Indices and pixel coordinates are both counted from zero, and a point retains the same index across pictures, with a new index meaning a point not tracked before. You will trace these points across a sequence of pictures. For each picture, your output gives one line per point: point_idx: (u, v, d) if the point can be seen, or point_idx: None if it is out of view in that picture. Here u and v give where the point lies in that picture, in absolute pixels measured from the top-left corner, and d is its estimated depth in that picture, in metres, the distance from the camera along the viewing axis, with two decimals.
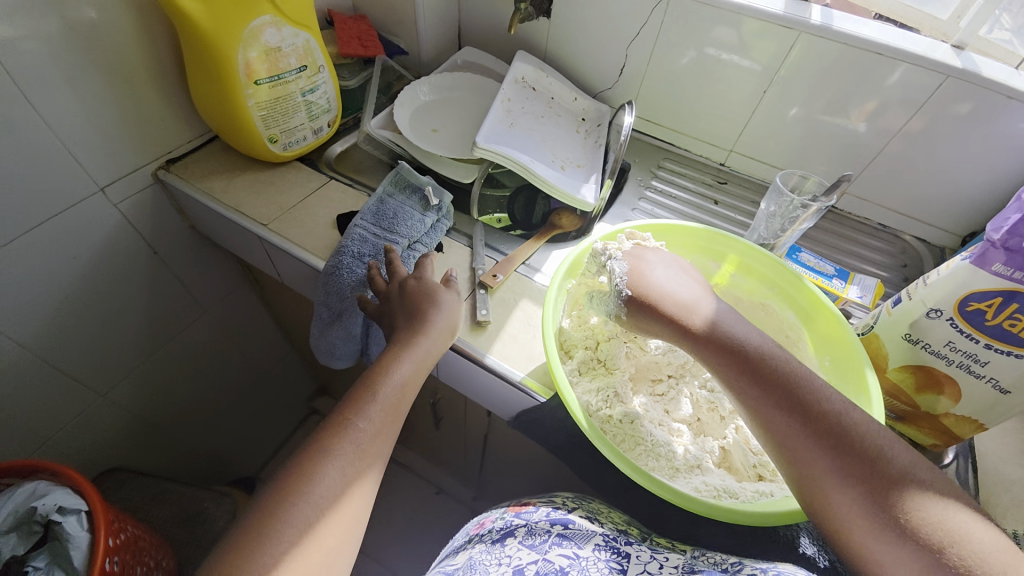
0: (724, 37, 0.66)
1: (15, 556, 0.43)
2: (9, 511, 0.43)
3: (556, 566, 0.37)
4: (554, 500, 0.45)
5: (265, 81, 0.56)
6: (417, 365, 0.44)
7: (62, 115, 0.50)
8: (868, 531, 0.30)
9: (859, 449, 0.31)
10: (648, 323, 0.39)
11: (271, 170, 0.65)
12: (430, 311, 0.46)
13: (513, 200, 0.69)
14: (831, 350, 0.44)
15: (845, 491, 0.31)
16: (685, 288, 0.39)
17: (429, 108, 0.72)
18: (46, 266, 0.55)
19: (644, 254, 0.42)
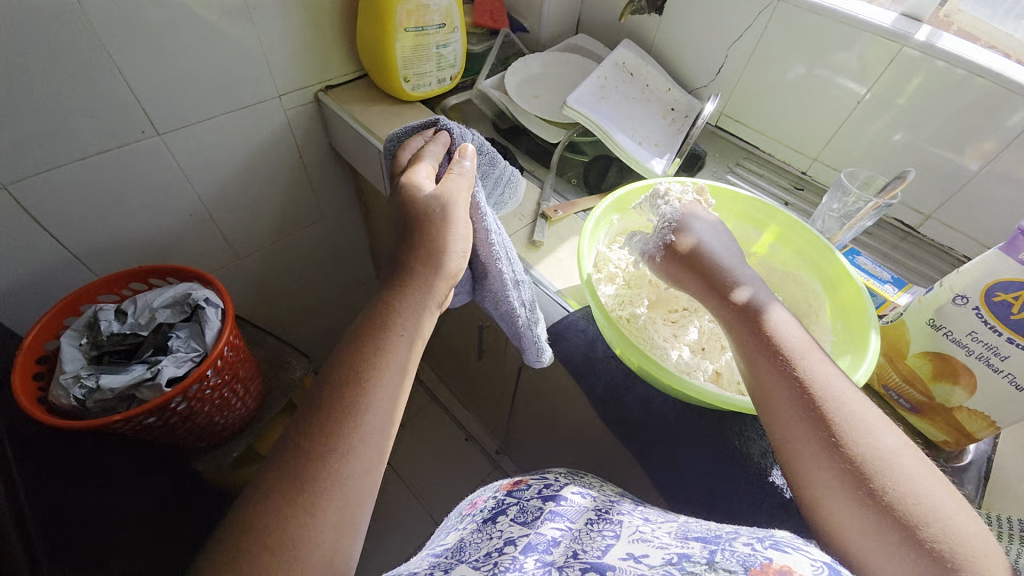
0: (842, 61, 0.68)
1: (167, 322, 0.59)
2: (173, 292, 0.60)
3: (548, 536, 0.40)
4: (546, 480, 0.52)
5: (411, 30, 0.70)
6: (404, 334, 0.42)
7: (268, 33, 0.67)
8: (843, 508, 0.34)
9: (854, 433, 0.35)
10: (680, 275, 0.45)
11: (399, 105, 0.80)
12: (417, 269, 0.44)
13: (590, 167, 0.77)
14: (845, 317, 0.47)
15: (830, 466, 0.35)
16: (726, 252, 0.44)
17: (536, 78, 0.83)
18: (230, 144, 0.74)
19: (696, 209, 0.47)
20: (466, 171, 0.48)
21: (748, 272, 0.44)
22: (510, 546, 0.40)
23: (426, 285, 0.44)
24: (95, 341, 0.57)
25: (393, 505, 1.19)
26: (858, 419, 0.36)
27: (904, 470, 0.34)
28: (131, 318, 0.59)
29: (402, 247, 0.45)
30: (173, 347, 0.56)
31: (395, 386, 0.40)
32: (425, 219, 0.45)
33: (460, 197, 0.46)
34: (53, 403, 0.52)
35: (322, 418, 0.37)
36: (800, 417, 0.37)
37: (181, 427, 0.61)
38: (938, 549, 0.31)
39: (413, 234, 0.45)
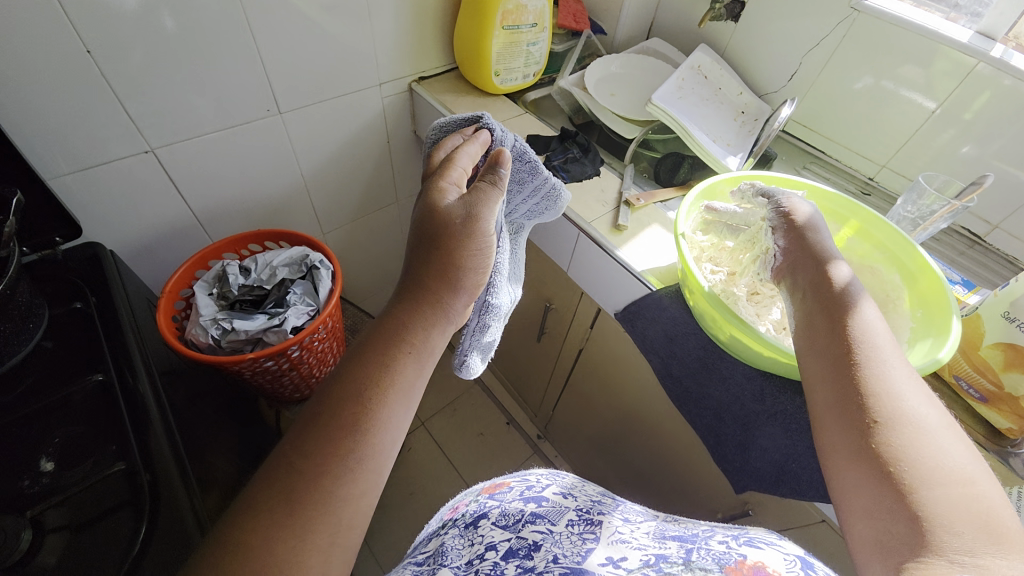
0: (910, 74, 0.71)
1: (286, 279, 0.68)
2: (292, 255, 0.69)
3: (528, 541, 0.43)
4: (530, 480, 0.53)
5: (507, 28, 0.76)
6: (410, 348, 0.43)
7: (378, 26, 0.74)
8: (856, 467, 0.36)
9: (889, 401, 0.37)
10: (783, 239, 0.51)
11: (485, 97, 0.85)
12: (432, 280, 0.45)
13: (662, 163, 0.80)
14: (924, 305, 0.53)
15: (853, 428, 0.37)
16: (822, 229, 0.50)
17: (614, 77, 0.88)
18: (333, 126, 0.81)
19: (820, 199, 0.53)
20: (496, 180, 0.48)
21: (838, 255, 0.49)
22: (489, 552, 0.43)
23: (437, 302, 0.46)
24: (222, 291, 0.66)
25: (437, 479, 1.24)
26: (896, 392, 0.38)
27: (925, 452, 0.34)
28: (254, 274, 0.67)
29: (420, 268, 0.46)
30: (292, 301, 0.64)
31: (399, 405, 0.41)
32: (447, 232, 0.45)
33: (488, 208, 0.47)
34: (196, 341, 0.60)
35: (321, 434, 0.38)
36: (837, 379, 0.40)
37: (285, 374, 0.67)
38: (953, 516, 0.31)
39: (426, 247, 0.46)
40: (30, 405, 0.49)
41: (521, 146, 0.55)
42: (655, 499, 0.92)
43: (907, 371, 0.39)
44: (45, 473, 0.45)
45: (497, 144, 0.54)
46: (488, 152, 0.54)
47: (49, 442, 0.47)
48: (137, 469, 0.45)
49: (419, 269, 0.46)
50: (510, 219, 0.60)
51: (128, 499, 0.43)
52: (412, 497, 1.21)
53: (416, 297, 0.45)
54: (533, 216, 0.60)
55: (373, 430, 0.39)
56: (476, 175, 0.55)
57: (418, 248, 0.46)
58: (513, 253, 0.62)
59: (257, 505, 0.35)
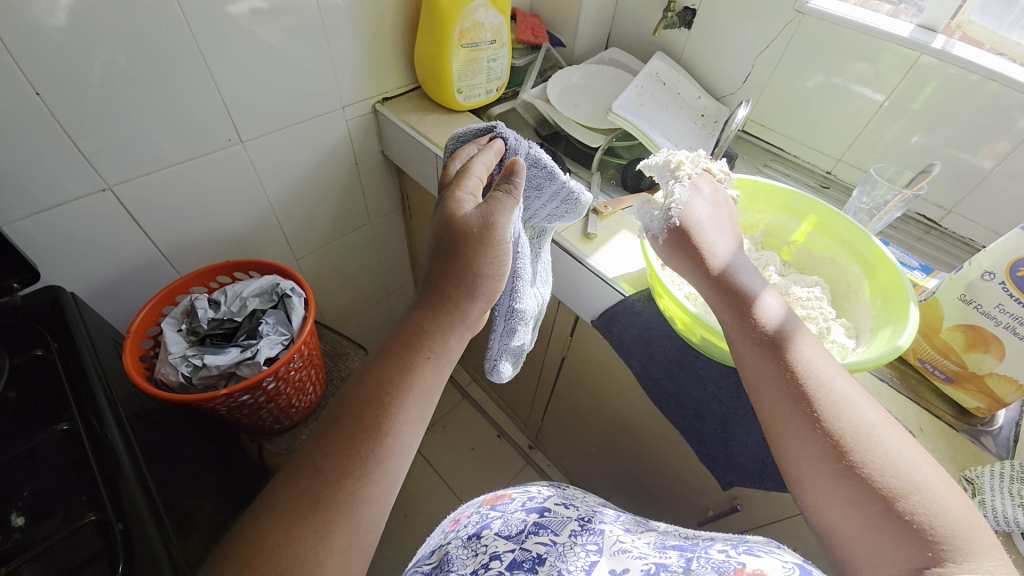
0: (859, 70, 0.74)
1: (257, 309, 0.66)
2: (261, 285, 0.68)
3: (533, 555, 0.43)
4: (533, 492, 0.52)
5: (466, 46, 0.77)
6: (429, 355, 0.43)
7: (337, 51, 0.75)
8: (826, 480, 0.38)
9: (840, 416, 0.39)
10: (678, 253, 0.49)
11: (450, 113, 0.86)
12: (443, 280, 0.45)
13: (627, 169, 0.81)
14: (883, 293, 0.55)
15: (816, 442, 0.39)
16: (718, 233, 0.49)
17: (575, 88, 0.89)
18: (298, 152, 0.81)
19: (702, 186, 0.50)
20: (512, 190, 0.47)
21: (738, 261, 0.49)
22: (494, 561, 0.43)
23: (453, 309, 0.45)
24: (191, 327, 0.64)
25: (429, 499, 1.23)
26: (843, 402, 0.40)
27: (884, 459, 0.37)
28: (224, 307, 0.66)
29: (442, 271, 0.45)
30: (265, 332, 0.64)
31: (418, 408, 0.41)
32: (463, 239, 0.45)
33: (505, 216, 0.46)
34: (166, 379, 0.59)
35: (341, 435, 0.37)
36: (788, 396, 0.41)
37: (263, 407, 0.66)
38: (917, 522, 0.34)
39: (445, 252, 0.45)
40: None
41: (534, 155, 0.54)
42: (647, 502, 0.92)
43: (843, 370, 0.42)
44: (16, 529, 0.43)
45: (511, 152, 0.52)
46: (503, 160, 0.53)
47: (17, 496, 0.45)
48: (110, 519, 0.43)
49: (436, 278, 0.45)
50: (531, 226, 0.59)
51: (104, 550, 0.42)
52: (405, 520, 1.19)
53: (432, 305, 0.45)
54: (553, 221, 0.58)
55: (391, 433, 0.39)
56: (493, 184, 0.54)
57: (435, 258, 0.46)
58: (536, 257, 0.61)
59: (261, 514, 0.34)
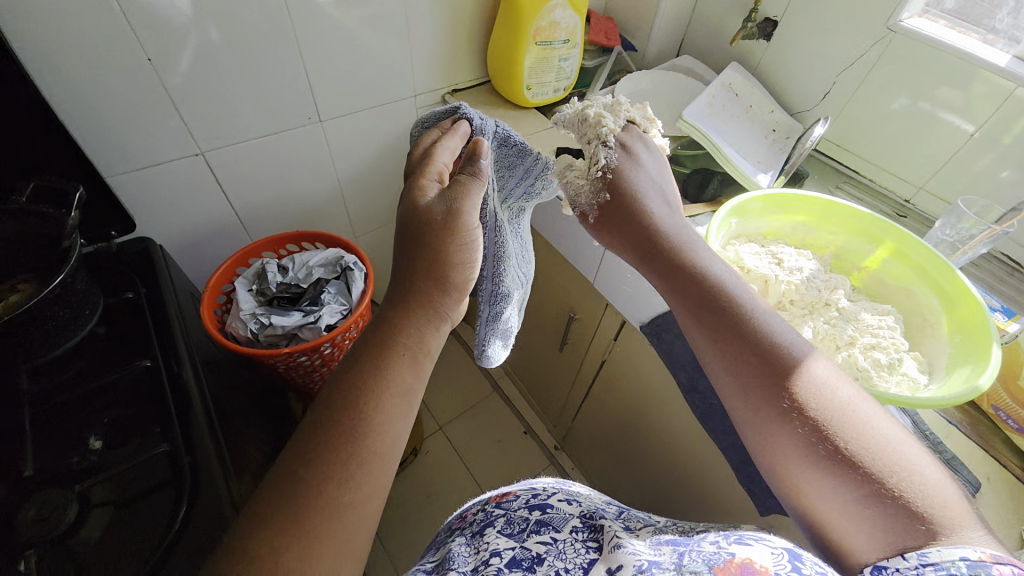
0: (949, 96, 0.70)
1: (320, 278, 0.70)
2: (327, 256, 0.72)
3: (532, 554, 0.44)
4: (537, 488, 0.52)
5: (540, 44, 0.79)
6: (404, 351, 0.43)
7: (416, 41, 0.78)
8: (809, 469, 0.41)
9: (817, 410, 0.42)
10: (616, 223, 0.56)
11: (516, 109, 0.88)
12: (422, 282, 0.44)
13: (690, 178, 0.80)
14: (962, 330, 0.52)
15: (798, 439, 0.42)
16: (655, 201, 0.56)
17: (644, 93, 0.89)
18: (369, 135, 0.84)
19: (631, 148, 0.56)
20: (478, 172, 0.48)
21: (667, 215, 0.56)
22: (494, 558, 0.44)
23: (428, 303, 0.45)
24: (260, 289, 0.68)
25: (453, 484, 1.25)
26: (815, 396, 0.43)
27: (865, 445, 0.40)
28: (291, 273, 0.70)
29: (411, 268, 0.45)
30: (326, 300, 0.67)
31: (398, 406, 0.41)
32: (428, 230, 0.44)
33: (470, 200, 0.46)
34: (235, 334, 0.64)
35: (323, 442, 0.38)
36: (767, 398, 0.44)
37: (316, 371, 0.69)
38: (900, 499, 0.37)
39: (409, 251, 0.45)
40: (79, 387, 0.51)
41: (502, 133, 0.55)
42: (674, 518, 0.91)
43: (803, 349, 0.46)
44: (93, 451, 0.47)
45: (478, 132, 0.53)
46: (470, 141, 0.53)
47: (99, 422, 0.49)
48: (179, 452, 0.47)
49: (406, 273, 0.45)
50: (508, 205, 0.59)
51: (169, 480, 0.45)
52: (428, 501, 1.22)
53: (404, 301, 0.44)
54: (528, 198, 0.60)
55: (372, 433, 0.39)
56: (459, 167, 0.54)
57: (403, 251, 0.45)
58: (516, 236, 0.62)
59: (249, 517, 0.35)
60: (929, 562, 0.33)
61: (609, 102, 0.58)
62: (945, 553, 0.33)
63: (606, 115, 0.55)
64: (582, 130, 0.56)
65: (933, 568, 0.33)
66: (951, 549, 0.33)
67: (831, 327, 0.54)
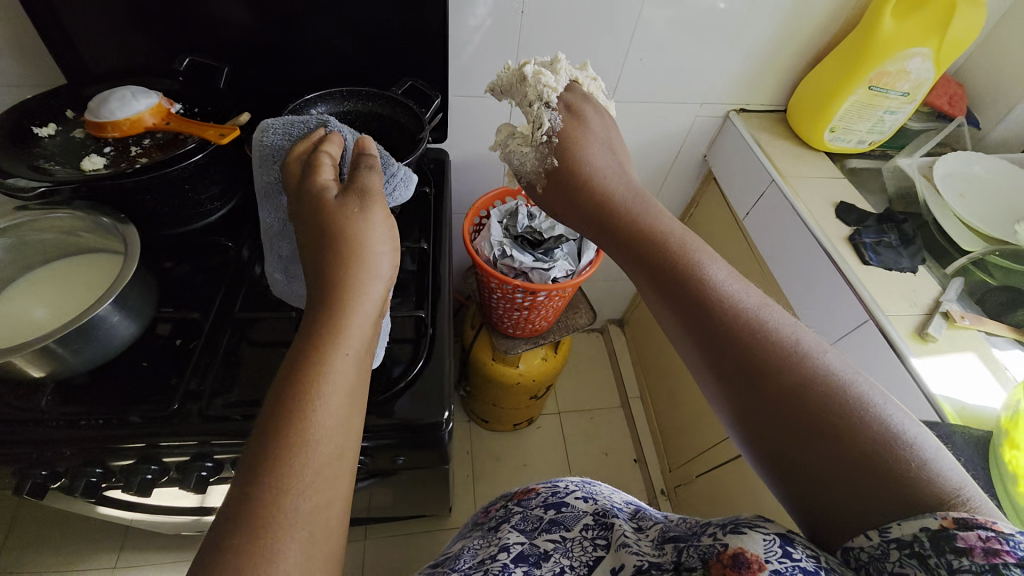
0: None
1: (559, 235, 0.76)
2: None
3: (540, 550, 0.40)
4: (558, 484, 0.47)
5: (873, 89, 0.71)
6: (336, 340, 0.34)
7: (734, 53, 0.77)
8: (787, 464, 0.32)
9: (771, 380, 0.33)
10: (562, 188, 0.46)
11: (801, 147, 0.82)
12: (359, 283, 0.36)
13: (996, 290, 0.66)
14: None
15: (767, 433, 0.33)
16: (613, 156, 0.47)
17: (971, 178, 0.75)
18: (642, 127, 0.88)
19: (565, 101, 0.49)
20: (372, 164, 0.42)
21: (618, 167, 0.46)
22: (501, 552, 0.40)
23: (349, 282, 0.36)
24: (509, 224, 0.77)
25: (550, 468, 1.28)
26: (770, 360, 0.34)
27: (842, 416, 0.31)
28: (537, 221, 0.78)
29: (320, 262, 0.37)
30: (558, 255, 0.73)
31: (338, 405, 0.33)
32: (332, 224, 0.37)
33: (373, 188, 0.40)
34: (479, 251, 0.74)
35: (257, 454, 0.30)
36: (724, 380, 0.36)
37: (521, 309, 0.77)
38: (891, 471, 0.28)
39: (316, 246, 0.38)
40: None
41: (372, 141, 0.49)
42: None
43: (754, 298, 0.37)
44: None
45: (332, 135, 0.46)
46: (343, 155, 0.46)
47: None
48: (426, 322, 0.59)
49: (317, 269, 0.37)
50: None
51: (411, 338, 0.58)
52: (523, 469, 1.27)
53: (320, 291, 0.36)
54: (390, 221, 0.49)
55: (310, 433, 0.31)
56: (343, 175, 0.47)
57: (311, 248, 0.38)
58: None
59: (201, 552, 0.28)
60: (894, 537, 0.27)
61: (549, 61, 0.52)
62: (907, 526, 0.26)
63: (544, 72, 0.49)
64: (522, 91, 0.50)
65: (899, 545, 0.26)
66: (913, 518, 0.26)
67: None
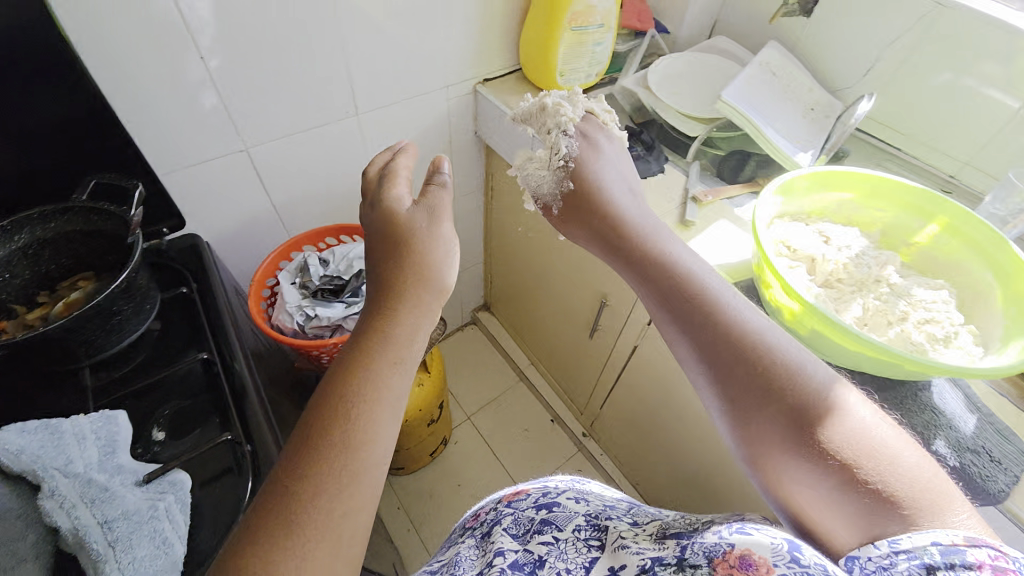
0: (997, 69, 0.67)
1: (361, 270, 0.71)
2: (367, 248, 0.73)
3: (535, 557, 0.43)
4: (548, 487, 0.51)
5: (575, 29, 0.78)
6: (391, 362, 0.38)
7: (451, 32, 0.78)
8: (787, 465, 0.36)
9: (787, 400, 0.37)
10: (573, 205, 0.54)
11: (546, 97, 0.87)
12: (421, 292, 0.42)
13: (726, 160, 0.79)
14: (1019, 303, 0.51)
15: (770, 430, 0.37)
16: (619, 173, 0.55)
17: (678, 75, 0.87)
18: (403, 127, 0.85)
19: (586, 132, 0.57)
20: (444, 184, 0.48)
21: (631, 199, 0.53)
22: (496, 559, 0.43)
23: (412, 304, 0.41)
24: (303, 282, 0.70)
25: (482, 472, 1.27)
26: (786, 379, 0.38)
27: (844, 427, 0.35)
28: (332, 266, 0.72)
29: (391, 281, 0.42)
30: None
31: (385, 417, 0.36)
32: (407, 238, 0.43)
33: (438, 209, 0.46)
34: (283, 327, 0.66)
35: (298, 453, 0.34)
36: (742, 391, 0.39)
37: None
38: (876, 487, 0.33)
39: (389, 257, 0.43)
40: (129, 385, 0.53)
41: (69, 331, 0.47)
42: (705, 502, 0.91)
43: (766, 324, 0.41)
44: (156, 442, 0.49)
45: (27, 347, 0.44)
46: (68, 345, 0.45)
47: (159, 415, 0.52)
48: (240, 440, 0.49)
49: (383, 287, 0.42)
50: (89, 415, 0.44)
51: (231, 467, 0.47)
52: (458, 488, 1.24)
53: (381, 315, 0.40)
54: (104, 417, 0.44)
55: (356, 442, 0.35)
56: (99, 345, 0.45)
57: (384, 267, 0.43)
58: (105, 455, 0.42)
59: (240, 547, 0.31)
60: (902, 549, 0.30)
61: (566, 94, 0.60)
62: (917, 539, 0.30)
63: (564, 106, 0.58)
64: (541, 120, 0.59)
65: (905, 556, 0.30)
66: (919, 535, 0.30)
67: (882, 302, 0.53)
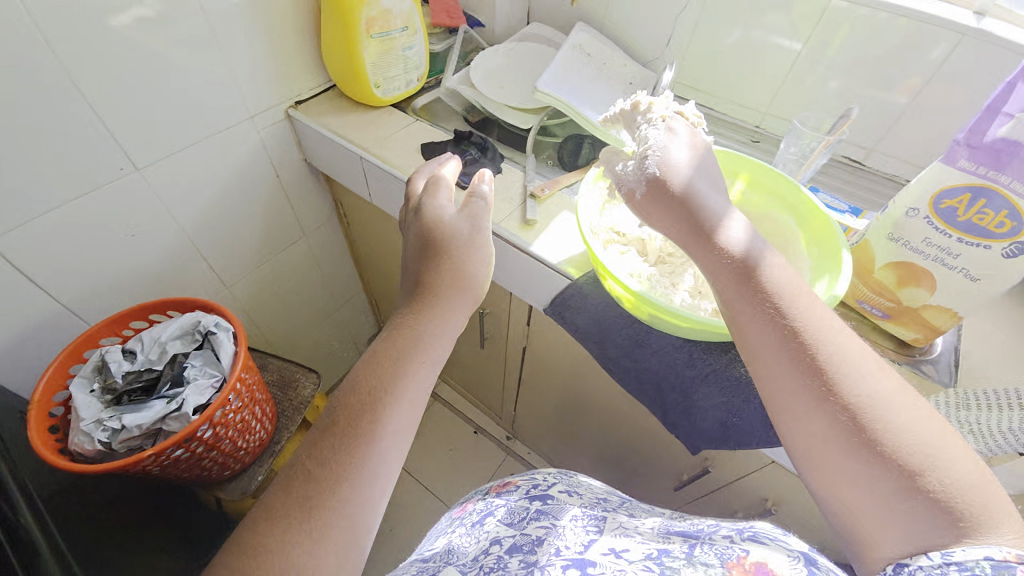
0: (771, 23, 0.73)
1: (180, 353, 0.65)
2: (180, 326, 0.66)
3: (532, 537, 0.40)
4: (537, 479, 0.49)
5: (376, 36, 0.72)
6: (422, 361, 0.40)
7: (234, 57, 0.68)
8: (846, 467, 0.34)
9: (863, 402, 0.34)
10: (658, 203, 0.43)
11: (370, 112, 0.81)
12: (447, 292, 0.43)
13: (563, 146, 0.80)
14: (818, 242, 0.56)
15: (822, 423, 0.35)
16: (695, 156, 0.45)
17: (500, 69, 0.86)
18: (209, 172, 0.74)
19: (677, 126, 0.45)
20: (484, 195, 0.50)
21: (713, 194, 0.43)
22: (494, 545, 0.40)
23: (442, 304, 0.42)
24: (106, 385, 0.62)
25: (414, 507, 1.20)
26: (850, 374, 0.35)
27: (909, 431, 0.33)
28: (141, 356, 0.64)
29: (428, 273, 0.44)
30: (191, 376, 0.62)
31: (401, 417, 0.37)
32: (444, 241, 0.45)
33: (476, 212, 0.48)
34: (85, 450, 0.57)
35: (326, 445, 0.35)
36: (798, 382, 0.36)
37: (203, 457, 0.63)
38: (938, 496, 0.31)
39: (425, 257, 0.45)
40: None
41: None
42: (625, 475, 0.94)
43: (839, 327, 0.38)
44: None
45: None
46: None
47: None
48: None
49: (424, 279, 0.44)
50: None
51: None
52: (392, 533, 1.16)
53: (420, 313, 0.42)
54: None
55: (379, 439, 0.35)
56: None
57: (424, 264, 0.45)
58: None
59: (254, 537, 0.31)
60: (954, 561, 0.28)
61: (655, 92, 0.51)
62: (971, 552, 0.28)
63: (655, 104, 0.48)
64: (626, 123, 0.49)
65: (957, 567, 0.28)
66: (971, 547, 0.28)
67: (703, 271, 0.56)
